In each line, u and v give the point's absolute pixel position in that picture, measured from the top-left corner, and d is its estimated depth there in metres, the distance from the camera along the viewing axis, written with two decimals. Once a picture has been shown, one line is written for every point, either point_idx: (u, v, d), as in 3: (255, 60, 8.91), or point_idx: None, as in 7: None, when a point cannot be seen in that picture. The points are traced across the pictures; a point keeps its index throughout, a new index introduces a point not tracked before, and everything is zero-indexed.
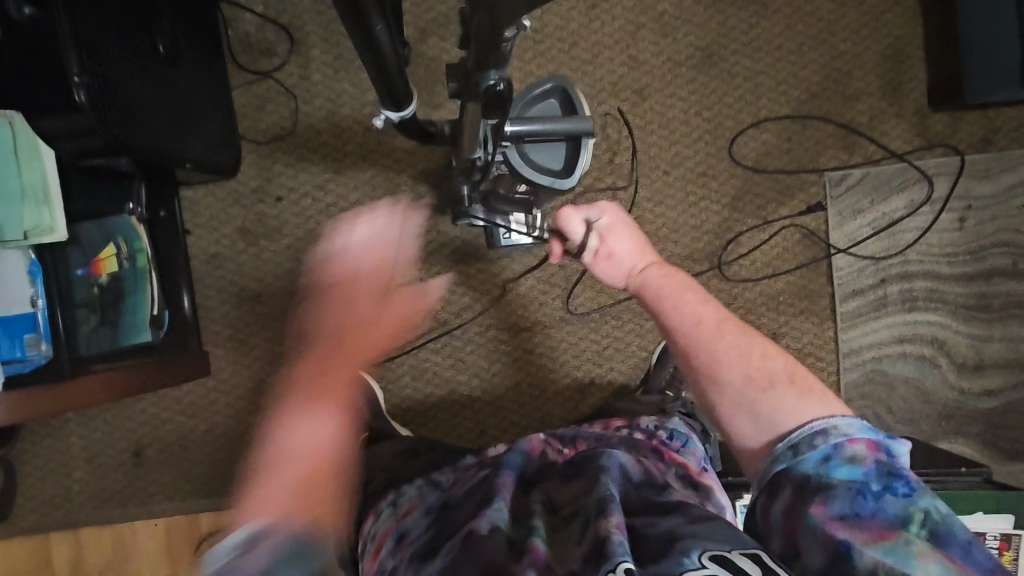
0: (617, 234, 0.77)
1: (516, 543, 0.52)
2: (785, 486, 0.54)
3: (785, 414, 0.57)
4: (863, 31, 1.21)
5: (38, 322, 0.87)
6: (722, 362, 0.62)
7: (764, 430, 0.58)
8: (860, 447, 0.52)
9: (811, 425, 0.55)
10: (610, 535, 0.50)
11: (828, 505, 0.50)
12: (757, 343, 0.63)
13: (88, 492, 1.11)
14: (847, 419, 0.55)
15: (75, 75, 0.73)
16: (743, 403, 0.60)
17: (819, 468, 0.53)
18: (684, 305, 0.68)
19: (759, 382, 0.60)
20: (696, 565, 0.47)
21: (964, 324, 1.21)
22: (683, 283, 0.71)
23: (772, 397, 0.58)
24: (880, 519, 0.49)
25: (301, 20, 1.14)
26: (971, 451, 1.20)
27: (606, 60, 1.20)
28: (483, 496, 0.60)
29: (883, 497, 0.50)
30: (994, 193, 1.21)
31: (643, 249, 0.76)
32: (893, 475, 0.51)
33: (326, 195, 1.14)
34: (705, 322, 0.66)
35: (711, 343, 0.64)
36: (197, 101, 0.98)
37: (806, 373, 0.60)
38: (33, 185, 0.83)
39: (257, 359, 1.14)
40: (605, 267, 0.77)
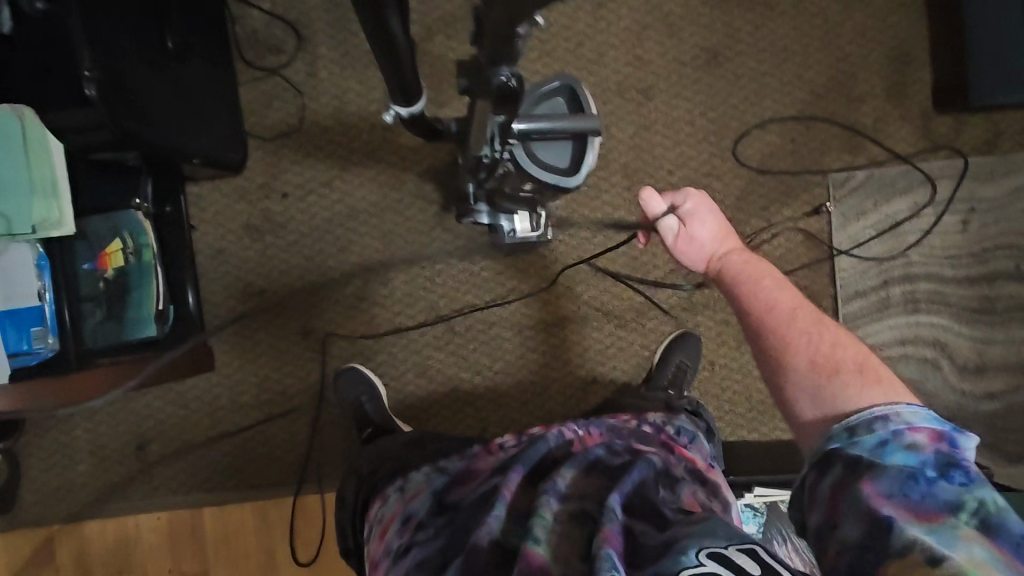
0: (699, 220, 0.79)
1: (513, 551, 0.54)
2: (837, 463, 0.54)
3: (846, 399, 0.58)
4: (868, 33, 1.22)
5: (45, 316, 0.90)
6: (791, 343, 0.65)
7: (819, 409, 0.60)
8: (919, 435, 0.52)
9: (873, 409, 0.55)
10: (602, 549, 0.49)
11: (876, 482, 0.51)
12: (828, 332, 0.64)
13: (91, 486, 1.12)
14: (912, 408, 0.55)
15: (86, 70, 0.73)
16: (802, 384, 0.62)
17: (874, 452, 0.53)
18: (761, 290, 0.71)
19: (823, 369, 0.62)
20: (694, 562, 0.48)
21: (967, 326, 1.21)
22: (763, 270, 0.73)
23: (836, 383, 0.60)
24: (929, 503, 0.49)
25: (309, 17, 1.15)
26: (973, 453, 1.20)
27: (612, 60, 1.20)
28: (487, 504, 0.59)
29: (936, 483, 0.50)
30: (998, 195, 1.22)
31: (724, 233, 0.79)
32: (950, 466, 0.50)
33: (332, 191, 1.15)
34: (780, 305, 0.69)
35: (783, 325, 0.67)
36: (206, 97, 0.98)
37: (880, 364, 0.60)
38: (42, 177, 0.84)
39: (261, 355, 1.14)
40: (685, 249, 0.80)
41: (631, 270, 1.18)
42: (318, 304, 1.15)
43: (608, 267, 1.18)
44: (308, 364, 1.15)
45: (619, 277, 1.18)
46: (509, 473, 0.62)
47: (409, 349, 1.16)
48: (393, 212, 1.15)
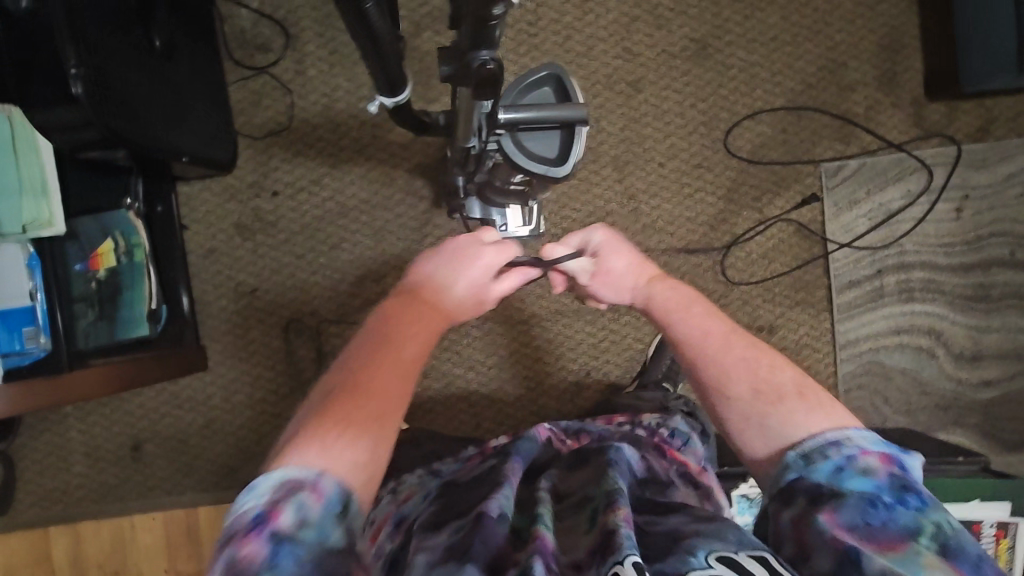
0: (612, 252, 0.81)
1: (522, 534, 0.52)
2: (797, 496, 0.51)
3: (795, 427, 0.55)
4: (858, 21, 1.21)
5: (37, 316, 0.87)
6: (727, 370, 0.61)
7: (770, 444, 0.56)
8: (871, 458, 0.50)
9: (824, 436, 0.53)
10: (619, 528, 0.49)
11: (837, 513, 0.48)
12: (766, 356, 0.62)
13: (88, 486, 1.12)
14: (863, 432, 0.53)
15: (72, 67, 0.74)
16: (752, 415, 0.58)
17: (831, 478, 0.50)
18: (690, 319, 0.68)
19: (766, 396, 0.58)
20: (702, 565, 0.46)
21: (962, 314, 1.21)
22: (689, 298, 0.71)
23: (782, 411, 0.57)
24: (890, 530, 0.46)
25: (297, 15, 1.15)
26: (970, 442, 1.20)
27: (601, 52, 1.20)
28: (493, 482, 0.59)
29: (894, 508, 0.47)
30: (991, 182, 1.21)
31: (640, 265, 0.80)
32: (904, 489, 0.48)
33: (323, 189, 1.15)
34: (711, 333, 0.65)
35: (716, 352, 0.63)
36: (194, 96, 0.99)
37: (819, 389, 0.58)
38: (32, 176, 0.84)
39: (255, 354, 1.14)
40: (605, 285, 0.81)
41: None
42: (310, 302, 1.15)
43: None
44: (302, 363, 1.15)
45: None
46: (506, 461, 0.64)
47: None
48: (384, 209, 1.15)
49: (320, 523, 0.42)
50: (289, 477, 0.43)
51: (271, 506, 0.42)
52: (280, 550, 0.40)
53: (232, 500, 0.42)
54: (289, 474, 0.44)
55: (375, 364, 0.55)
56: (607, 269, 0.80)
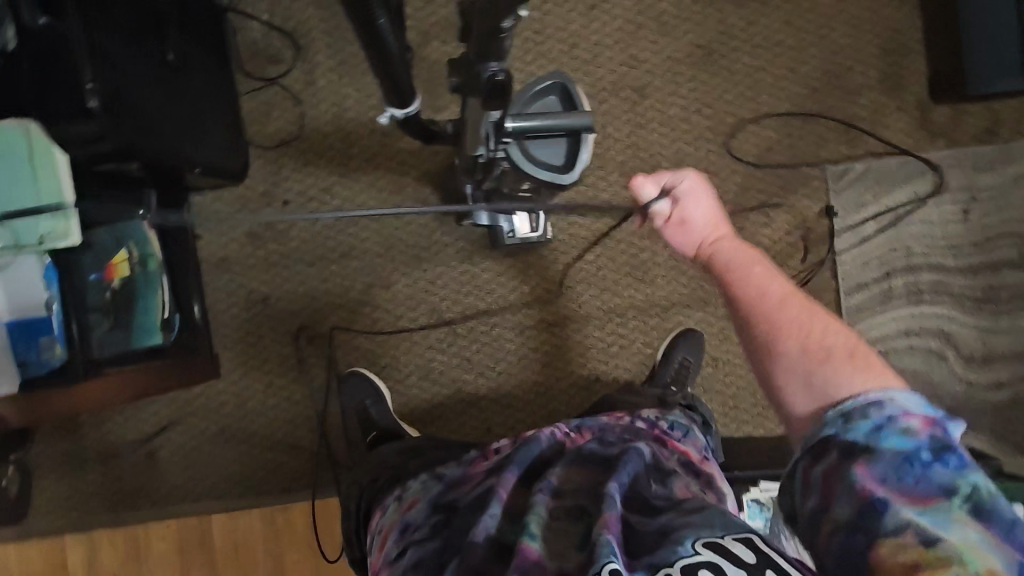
0: (693, 202, 0.75)
1: (506, 549, 0.54)
2: (832, 449, 0.53)
3: (836, 384, 0.57)
4: (862, 26, 1.22)
5: (54, 326, 0.88)
6: (783, 330, 0.64)
7: (812, 400, 0.58)
8: (914, 419, 0.51)
9: (864, 396, 0.54)
10: (601, 537, 0.49)
11: (871, 466, 0.50)
12: (819, 318, 0.64)
13: (101, 493, 1.13)
14: (904, 393, 0.54)
15: (88, 82, 0.75)
16: (795, 371, 0.61)
17: (870, 436, 0.52)
18: (751, 278, 0.69)
19: (814, 355, 0.61)
20: (688, 552, 0.48)
21: (971, 316, 1.21)
22: (752, 258, 0.71)
23: (827, 369, 0.59)
24: (923, 487, 0.48)
25: (307, 27, 1.17)
26: (982, 445, 1.19)
27: (607, 60, 1.21)
28: (481, 504, 0.60)
29: (931, 466, 0.49)
30: (999, 183, 1.21)
31: (718, 220, 0.76)
32: (946, 450, 0.49)
33: (332, 198, 1.16)
34: (769, 294, 0.67)
35: (774, 312, 0.65)
36: (207, 109, 1.00)
37: (869, 351, 0.60)
38: (47, 190, 0.81)
39: (266, 361, 1.15)
40: (677, 235, 0.77)
41: (631, 268, 1.19)
42: (321, 309, 1.16)
43: (608, 265, 1.18)
44: (313, 370, 1.16)
45: (620, 276, 1.19)
46: (503, 473, 0.63)
47: (412, 352, 1.17)
48: (393, 217, 1.16)
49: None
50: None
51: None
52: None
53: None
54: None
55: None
56: (682, 217, 0.75)
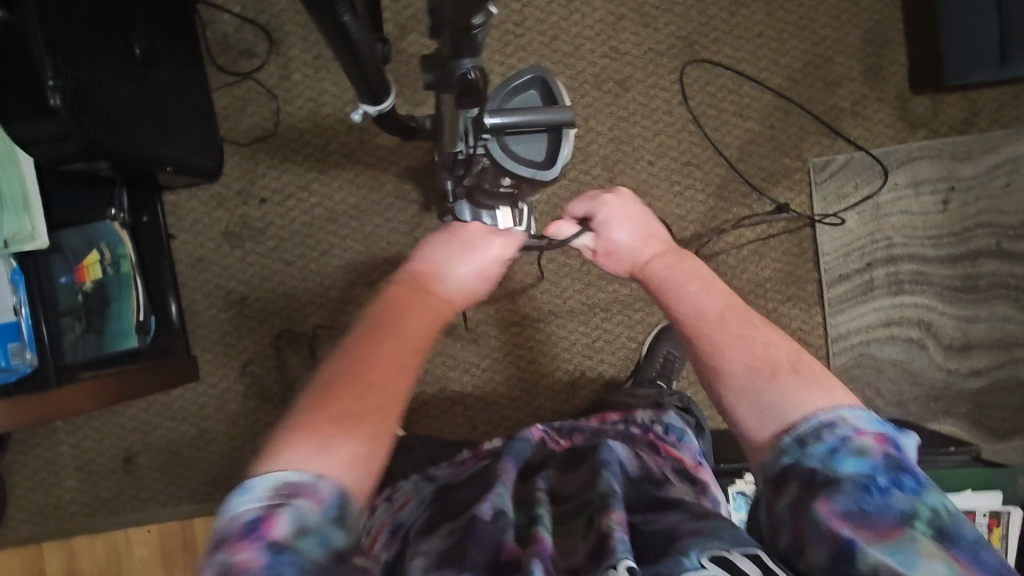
0: (616, 225, 0.79)
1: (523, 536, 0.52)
2: (791, 481, 0.51)
3: (789, 403, 0.54)
4: (842, 16, 1.22)
5: (22, 331, 0.84)
6: (723, 348, 0.60)
7: (766, 421, 0.55)
8: (866, 439, 0.50)
9: (817, 418, 0.52)
10: (613, 532, 0.50)
11: (832, 501, 0.48)
12: (759, 333, 0.61)
13: (80, 500, 1.11)
14: (855, 411, 0.52)
15: (50, 79, 0.72)
16: (745, 394, 0.57)
17: (826, 462, 0.50)
18: (686, 296, 0.66)
19: (761, 371, 0.57)
20: (695, 565, 0.47)
21: (950, 305, 1.22)
22: (683, 271, 0.69)
23: (777, 386, 0.56)
24: (887, 516, 0.46)
25: (281, 20, 1.14)
26: (960, 431, 1.21)
27: (588, 52, 1.20)
28: (483, 485, 0.59)
29: (890, 492, 0.47)
30: (977, 173, 1.22)
31: (644, 236, 0.76)
32: (901, 469, 0.48)
33: (311, 195, 1.14)
34: (705, 311, 0.64)
35: (711, 331, 0.62)
36: (177, 104, 0.97)
37: (812, 362, 0.58)
38: (13, 191, 0.83)
39: (247, 363, 1.13)
40: (609, 262, 0.80)
41: None
42: (302, 309, 1.14)
43: (592, 259, 1.18)
44: (295, 371, 1.14)
45: (604, 270, 1.18)
46: (501, 462, 0.64)
47: None
48: (374, 214, 1.14)
49: (319, 530, 0.47)
50: (285, 482, 0.49)
51: (268, 511, 0.47)
52: (279, 558, 0.44)
53: (231, 501, 0.46)
54: (283, 478, 0.49)
55: (347, 398, 0.56)
56: (612, 242, 0.78)
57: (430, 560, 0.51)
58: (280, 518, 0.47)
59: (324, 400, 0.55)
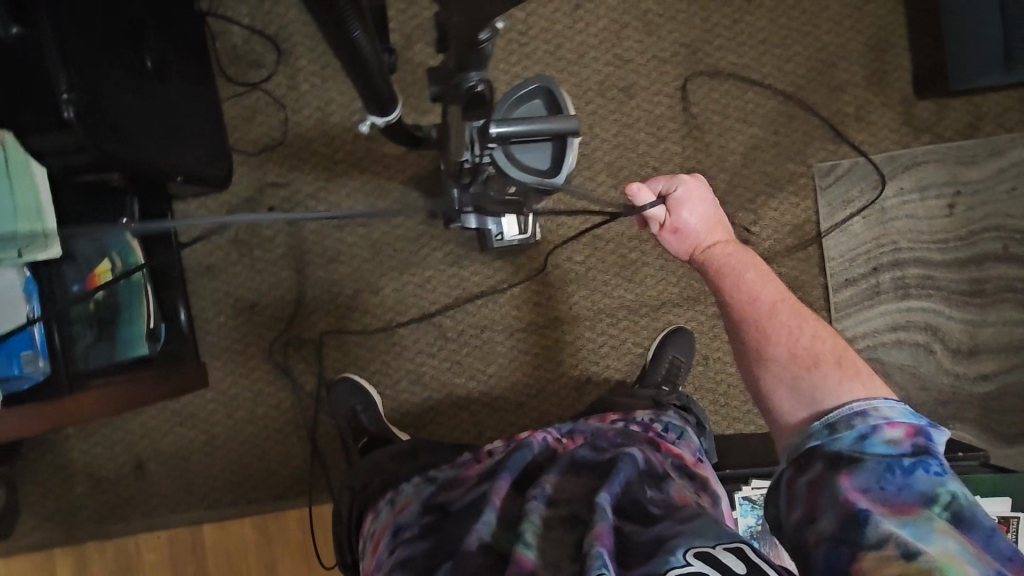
0: (689, 207, 0.73)
1: (503, 552, 0.54)
2: (817, 459, 0.54)
3: (825, 391, 0.58)
4: (845, 22, 1.22)
5: (36, 339, 0.85)
6: (772, 336, 0.63)
7: (799, 407, 0.59)
8: (898, 427, 0.52)
9: (851, 406, 0.55)
10: (593, 548, 0.49)
11: (854, 476, 0.51)
12: (809, 326, 0.63)
13: (90, 506, 1.12)
14: (890, 403, 0.54)
15: (64, 92, 0.73)
16: (784, 378, 0.60)
17: (855, 446, 0.53)
18: (743, 283, 0.68)
19: (803, 361, 0.60)
20: (681, 562, 0.49)
21: (958, 310, 1.22)
22: (746, 262, 0.70)
23: (816, 376, 0.59)
24: (905, 495, 0.49)
25: (288, 31, 1.15)
26: (969, 436, 1.21)
27: (593, 60, 1.20)
28: (477, 509, 0.60)
29: (913, 473, 0.50)
30: (983, 177, 1.22)
31: (712, 225, 0.74)
32: (927, 456, 0.51)
33: (318, 203, 1.15)
34: (761, 299, 0.66)
35: (762, 318, 0.65)
36: (187, 115, 0.99)
37: (857, 359, 0.60)
38: (25, 198, 0.81)
39: (255, 370, 1.14)
40: (671, 240, 0.75)
41: (620, 268, 1.18)
42: (309, 316, 1.15)
43: (597, 265, 1.18)
44: (303, 377, 1.15)
45: (609, 276, 1.18)
46: (496, 480, 0.63)
47: (401, 357, 1.16)
48: (381, 221, 1.15)
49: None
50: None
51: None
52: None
53: None
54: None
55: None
56: (680, 222, 0.73)
57: None
58: None
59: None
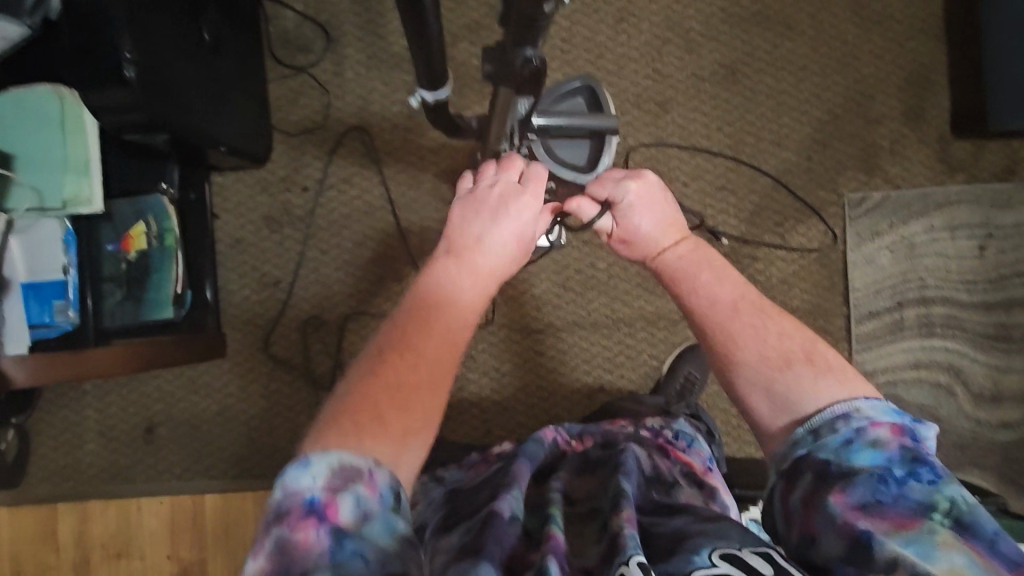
0: (638, 213, 0.76)
1: (532, 533, 0.52)
2: (806, 472, 0.52)
3: (802, 393, 0.57)
4: (887, 57, 1.23)
5: (68, 290, 0.89)
6: (740, 339, 0.63)
7: (779, 411, 0.58)
8: (882, 431, 0.51)
9: (832, 409, 0.54)
10: (623, 529, 0.49)
11: (847, 493, 0.49)
12: (775, 323, 0.63)
13: (99, 465, 1.13)
14: (869, 402, 0.54)
15: (126, 52, 0.77)
16: (758, 383, 0.60)
17: (840, 452, 0.51)
18: (701, 286, 0.68)
19: (774, 363, 0.60)
20: (706, 563, 0.46)
21: (982, 353, 1.20)
22: (700, 263, 0.71)
23: (789, 377, 0.59)
24: (901, 507, 0.47)
25: (339, 20, 1.19)
26: (987, 484, 1.17)
27: (632, 72, 1.22)
28: (496, 486, 0.58)
29: (906, 483, 0.48)
30: (1017, 222, 1.21)
31: (667, 226, 0.75)
32: (917, 462, 0.49)
33: (351, 187, 1.17)
34: (721, 302, 0.66)
35: (728, 322, 0.64)
36: (234, 89, 1.01)
37: (826, 351, 0.60)
38: (75, 155, 0.86)
39: (272, 345, 1.16)
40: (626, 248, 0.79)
41: (642, 279, 1.18)
42: (331, 297, 1.17)
43: (619, 275, 1.18)
44: (318, 357, 1.16)
45: (630, 286, 1.18)
46: (516, 463, 0.62)
47: None
48: (410, 211, 1.17)
49: (379, 519, 0.44)
50: (342, 466, 0.46)
51: (327, 494, 0.44)
52: (343, 545, 0.43)
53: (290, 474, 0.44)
54: (341, 459, 0.46)
55: (385, 392, 0.52)
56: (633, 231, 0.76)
57: (449, 557, 0.49)
58: (340, 500, 0.44)
59: (353, 404, 0.51)
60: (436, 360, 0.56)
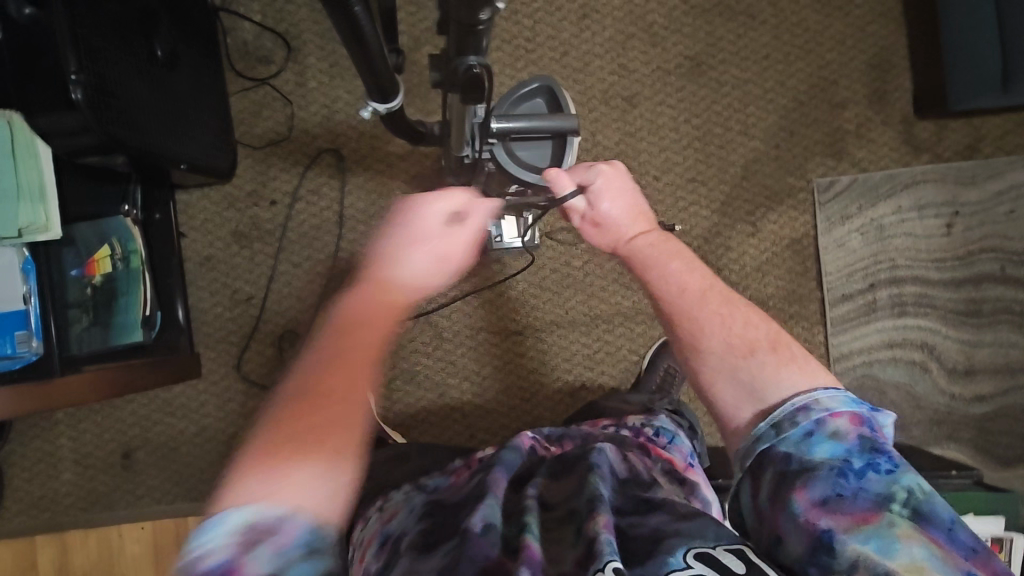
0: (609, 198, 0.77)
1: (511, 543, 0.51)
2: (768, 469, 0.53)
3: (765, 382, 0.57)
4: (848, 41, 1.24)
5: (30, 320, 0.86)
6: (707, 328, 0.62)
7: (743, 401, 0.58)
8: (841, 422, 0.52)
9: (792, 401, 0.55)
10: (599, 534, 0.49)
11: (809, 490, 0.50)
12: (740, 312, 0.63)
13: (77, 493, 1.11)
14: (829, 393, 0.54)
15: (73, 73, 0.75)
16: (724, 372, 0.59)
17: (801, 446, 0.52)
18: (670, 272, 0.68)
19: (739, 350, 0.60)
20: (681, 564, 0.47)
21: (954, 329, 1.22)
22: (671, 251, 0.70)
23: (752, 365, 0.59)
24: (861, 501, 0.48)
25: (299, 29, 1.17)
26: (963, 457, 1.20)
27: (597, 68, 1.22)
28: (473, 499, 0.58)
29: (866, 475, 0.49)
30: (981, 199, 1.23)
31: (634, 212, 0.76)
32: (875, 452, 0.50)
33: (321, 198, 1.16)
34: (690, 289, 0.66)
35: (696, 309, 0.64)
36: (193, 105, 1.00)
37: (789, 341, 0.61)
38: (29, 184, 0.84)
39: (249, 362, 1.14)
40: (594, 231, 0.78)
41: (618, 274, 1.19)
42: (306, 310, 1.15)
43: (595, 272, 1.18)
44: None
45: (607, 283, 1.18)
46: (491, 473, 0.62)
47: (397, 354, 1.16)
48: (381, 219, 1.16)
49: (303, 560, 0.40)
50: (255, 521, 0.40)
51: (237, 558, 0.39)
52: None
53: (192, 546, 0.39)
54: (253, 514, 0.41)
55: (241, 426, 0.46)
56: (602, 216, 0.76)
57: None
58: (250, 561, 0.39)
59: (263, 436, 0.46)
60: (352, 357, 0.52)
